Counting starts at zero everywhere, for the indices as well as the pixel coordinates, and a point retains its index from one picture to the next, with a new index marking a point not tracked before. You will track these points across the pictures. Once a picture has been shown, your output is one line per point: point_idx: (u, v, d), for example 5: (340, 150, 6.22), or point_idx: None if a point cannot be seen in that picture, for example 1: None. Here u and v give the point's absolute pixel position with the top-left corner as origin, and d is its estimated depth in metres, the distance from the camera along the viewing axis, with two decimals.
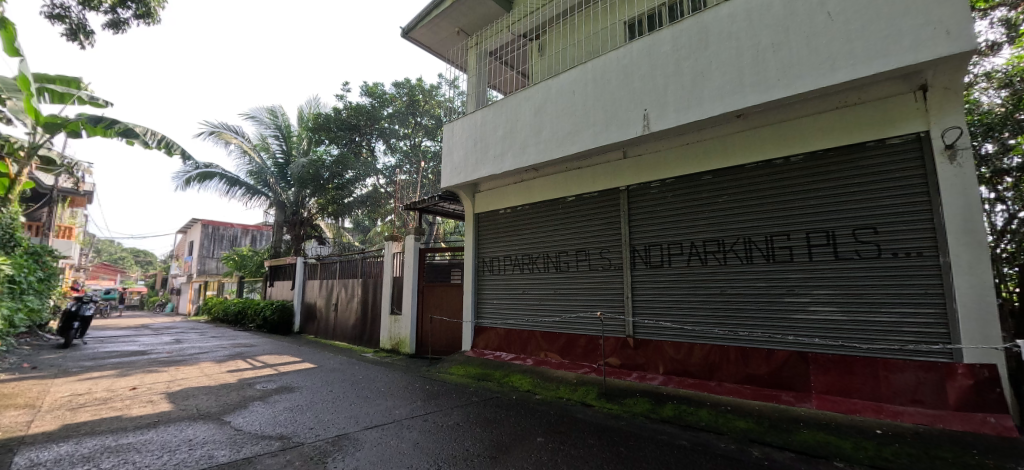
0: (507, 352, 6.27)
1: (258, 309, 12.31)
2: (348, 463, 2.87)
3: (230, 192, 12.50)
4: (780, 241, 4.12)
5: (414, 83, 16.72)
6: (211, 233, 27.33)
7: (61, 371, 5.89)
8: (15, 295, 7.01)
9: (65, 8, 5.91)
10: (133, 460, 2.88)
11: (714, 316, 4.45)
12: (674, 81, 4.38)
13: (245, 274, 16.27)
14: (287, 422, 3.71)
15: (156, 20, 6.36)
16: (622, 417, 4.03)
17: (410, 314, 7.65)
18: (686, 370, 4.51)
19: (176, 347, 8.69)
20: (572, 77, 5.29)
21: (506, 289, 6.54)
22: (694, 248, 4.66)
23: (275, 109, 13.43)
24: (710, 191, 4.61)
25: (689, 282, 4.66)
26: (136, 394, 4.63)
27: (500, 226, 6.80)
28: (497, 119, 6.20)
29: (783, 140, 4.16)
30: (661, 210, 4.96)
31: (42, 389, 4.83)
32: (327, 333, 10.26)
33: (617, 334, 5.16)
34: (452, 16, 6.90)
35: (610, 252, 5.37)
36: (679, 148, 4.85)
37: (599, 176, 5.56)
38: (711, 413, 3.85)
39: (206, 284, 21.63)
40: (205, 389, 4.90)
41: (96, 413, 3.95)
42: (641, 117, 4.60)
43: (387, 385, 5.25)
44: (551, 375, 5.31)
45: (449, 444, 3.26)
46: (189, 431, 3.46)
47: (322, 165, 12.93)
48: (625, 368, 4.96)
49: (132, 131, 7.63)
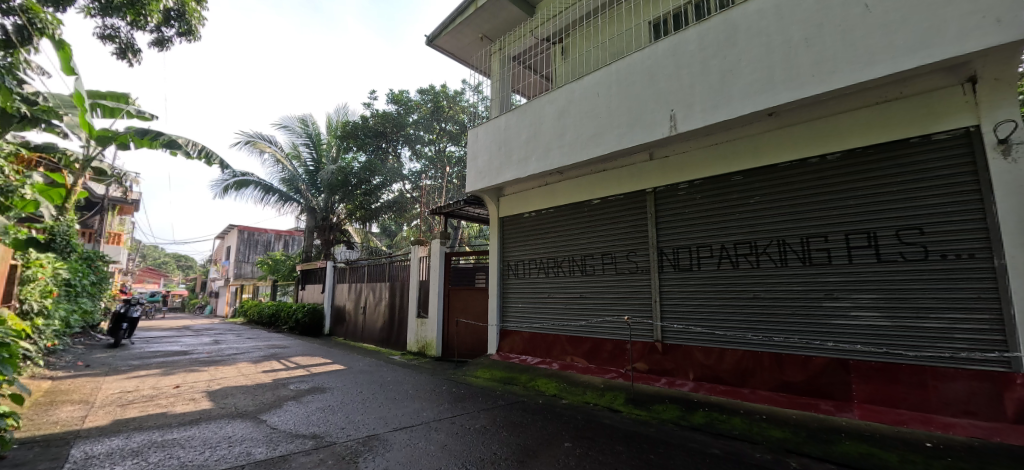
0: (532, 356, 6.26)
1: (291, 311, 12.73)
2: (379, 463, 2.92)
3: (264, 200, 12.99)
4: (817, 243, 3.96)
5: (439, 89, 16.92)
6: (247, 238, 28.55)
7: (112, 369, 6.25)
8: (71, 297, 7.50)
9: (115, 29, 6.29)
10: (176, 455, 3.01)
11: (746, 321, 4.31)
12: (701, 81, 4.29)
13: (278, 278, 16.87)
14: (319, 422, 3.81)
15: (197, 37, 6.71)
16: (650, 424, 3.95)
17: (436, 317, 7.74)
18: (718, 376, 4.39)
19: (215, 347, 9.06)
20: (596, 79, 5.26)
21: (531, 292, 6.54)
22: (725, 251, 4.54)
23: (306, 118, 13.87)
24: (740, 192, 4.49)
25: (719, 285, 4.53)
26: (179, 392, 4.86)
27: (525, 229, 6.81)
28: (521, 124, 6.23)
29: (818, 138, 4.00)
30: (689, 212, 4.86)
31: (95, 385, 5.14)
32: (356, 335, 10.49)
33: (645, 339, 5.07)
34: (475, 22, 7.00)
35: (637, 255, 5.29)
36: (707, 149, 4.74)
37: (625, 179, 5.50)
38: (745, 421, 3.72)
39: (242, 287, 22.56)
40: (241, 388, 5.08)
41: (143, 410, 4.17)
42: (668, 118, 4.52)
43: (414, 387, 5.31)
44: (577, 380, 5.26)
45: (477, 447, 3.27)
46: (228, 428, 3.61)
47: (350, 171, 13.26)
48: (653, 373, 4.87)
49: (175, 143, 8.05)
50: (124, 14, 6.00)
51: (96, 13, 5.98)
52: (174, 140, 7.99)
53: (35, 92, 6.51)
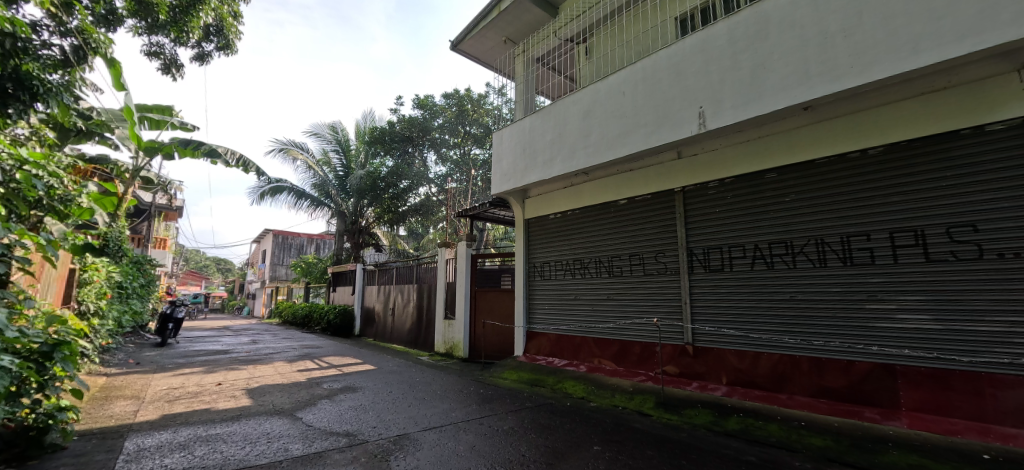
0: (559, 358, 6.22)
1: (323, 313, 13.13)
2: (409, 462, 2.97)
3: (297, 205, 13.45)
4: (859, 242, 3.76)
5: (463, 93, 17.11)
6: (281, 242, 29.71)
7: (160, 367, 6.61)
8: (123, 299, 7.99)
9: (160, 46, 6.67)
10: (220, 450, 3.16)
11: (782, 323, 4.16)
12: (731, 76, 4.18)
13: (311, 280, 17.42)
14: (352, 420, 3.91)
15: (233, 50, 7.09)
16: (682, 429, 3.86)
17: (463, 319, 7.81)
18: (753, 381, 4.24)
19: (253, 347, 9.44)
20: (621, 77, 5.20)
21: (557, 294, 6.51)
22: (759, 251, 4.39)
23: (335, 124, 14.27)
24: (775, 190, 4.34)
25: (752, 287, 4.39)
26: (221, 389, 5.09)
27: (550, 230, 6.78)
28: (545, 125, 6.22)
29: (857, 133, 3.82)
30: (720, 211, 4.73)
31: (145, 382, 5.44)
32: (385, 336, 10.71)
33: (675, 342, 4.96)
34: (499, 26, 7.05)
35: (665, 256, 5.18)
36: (739, 146, 4.60)
37: (652, 178, 5.41)
38: (782, 428, 3.58)
39: (278, 290, 23.41)
40: (278, 386, 5.27)
41: (189, 405, 4.39)
42: (696, 115, 4.42)
43: (442, 388, 5.37)
44: (605, 382, 5.19)
45: (506, 448, 3.27)
46: (266, 425, 3.75)
47: (379, 176, 13.56)
48: (684, 377, 4.75)
49: (215, 152, 8.44)
50: (169, 31, 6.31)
51: (143, 32, 6.36)
52: (214, 149, 8.38)
53: (90, 108, 6.96)
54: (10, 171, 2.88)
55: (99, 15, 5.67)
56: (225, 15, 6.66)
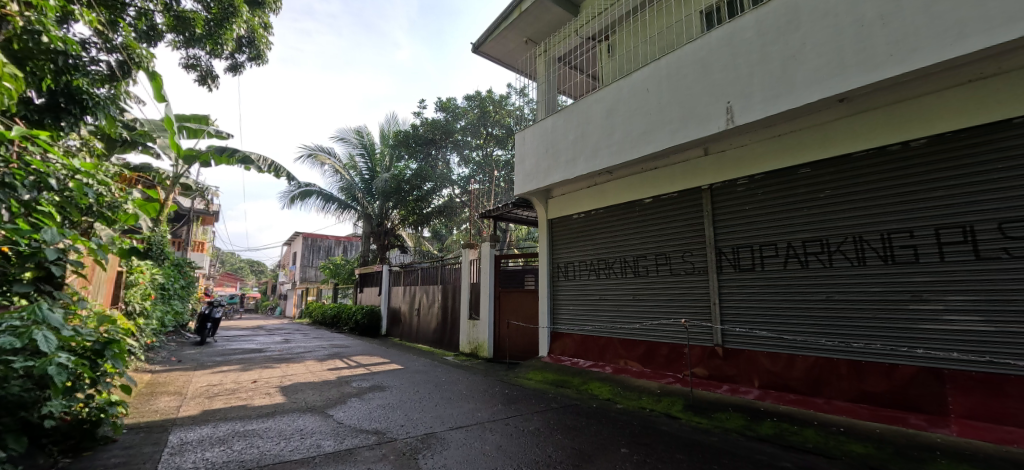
0: (584, 359, 6.16)
1: (351, 313, 13.46)
2: (437, 460, 3.00)
3: (325, 208, 13.84)
4: (901, 239, 3.57)
5: (485, 95, 17.17)
6: (311, 244, 30.69)
7: (200, 364, 6.92)
8: (165, 299, 8.42)
9: (197, 58, 7.00)
10: (256, 444, 3.28)
11: (817, 324, 4.00)
12: (761, 69, 4.05)
13: (338, 281, 17.89)
14: (381, 418, 3.99)
15: (264, 60, 7.40)
16: (713, 433, 3.75)
17: (488, 319, 7.85)
18: (787, 384, 4.08)
19: (285, 346, 9.78)
20: (645, 74, 5.12)
21: (581, 295, 6.46)
22: (792, 249, 4.23)
23: (361, 129, 14.58)
24: (809, 186, 4.17)
25: (785, 286, 4.24)
26: (257, 387, 5.28)
27: (574, 230, 6.74)
28: (568, 125, 6.19)
29: (897, 124, 3.64)
30: (750, 209, 4.59)
31: (186, 379, 5.71)
32: (411, 336, 10.88)
33: (704, 343, 4.84)
34: (520, 26, 7.06)
35: (693, 255, 5.07)
36: (770, 141, 4.45)
37: (677, 176, 5.31)
38: (819, 434, 3.43)
39: (308, 290, 24.18)
40: (310, 384, 5.43)
41: (227, 402, 4.58)
42: (723, 111, 4.30)
43: (468, 388, 5.41)
44: (632, 384, 5.11)
45: (532, 449, 3.26)
46: (300, 421, 3.87)
47: (403, 178, 13.77)
48: (713, 379, 4.63)
49: (249, 159, 8.79)
50: (205, 44, 6.60)
51: (182, 46, 6.69)
52: (248, 156, 8.72)
53: (135, 119, 7.37)
54: (63, 180, 3.08)
55: (141, 31, 6.01)
56: (257, 26, 6.96)
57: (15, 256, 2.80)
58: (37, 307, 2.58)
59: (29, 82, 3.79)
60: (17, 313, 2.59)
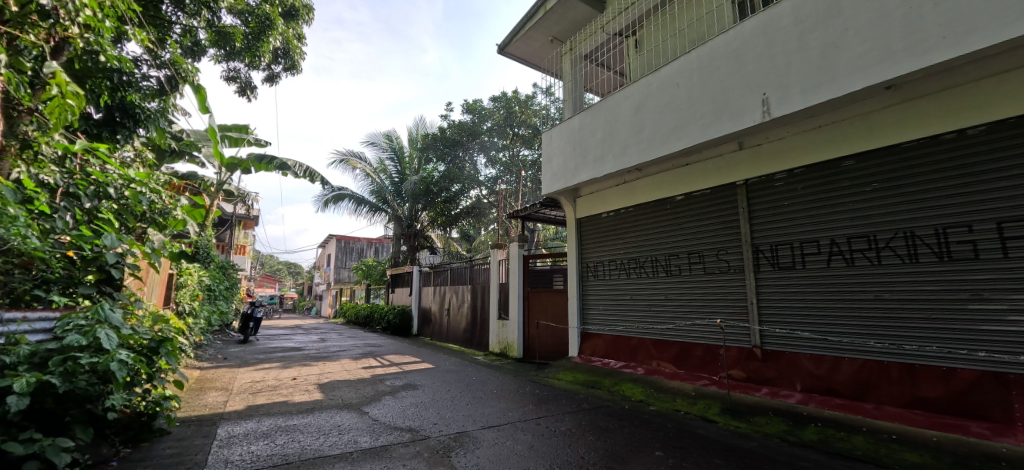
0: (615, 360, 6.07)
1: (383, 313, 13.78)
2: (470, 459, 3.03)
3: (357, 211, 14.25)
4: (957, 234, 3.34)
5: (511, 95, 17.18)
6: (344, 247, 31.74)
7: (244, 362, 7.26)
8: (211, 300, 8.89)
9: (237, 71, 7.36)
10: (298, 439, 3.42)
11: (865, 325, 3.79)
12: (799, 59, 3.88)
13: (370, 281, 18.36)
14: (414, 416, 4.07)
15: (298, 70, 7.73)
16: (752, 437, 3.61)
17: (517, 319, 7.86)
18: (832, 388, 3.88)
19: (321, 345, 10.12)
20: (674, 69, 5.01)
21: (612, 294, 6.37)
22: (836, 246, 4.02)
23: (390, 133, 14.89)
24: (853, 179, 3.95)
25: (828, 285, 4.04)
26: (296, 384, 5.50)
27: (603, 230, 6.66)
28: (595, 123, 6.12)
29: (952, 111, 3.40)
30: (789, 205, 4.40)
31: (232, 375, 6.01)
32: (441, 336, 11.03)
33: (741, 344, 4.68)
34: (545, 25, 7.04)
35: (728, 253, 4.91)
36: (809, 133, 4.25)
37: (710, 172, 5.16)
38: (868, 441, 3.25)
39: (342, 291, 24.95)
40: (346, 382, 5.61)
41: (269, 398, 4.79)
42: (759, 103, 4.15)
43: (499, 388, 5.44)
44: (665, 386, 5.00)
45: (564, 450, 3.25)
46: (337, 418, 4.00)
47: (431, 180, 13.99)
48: (752, 382, 4.46)
49: (287, 165, 9.16)
50: (244, 57, 6.93)
51: (223, 59, 7.04)
52: (285, 163, 9.09)
53: (182, 130, 7.82)
54: (121, 189, 3.27)
55: (186, 47, 6.37)
56: (291, 38, 7.28)
57: (80, 261, 3.04)
58: (100, 308, 2.79)
59: (89, 98, 4.09)
60: (83, 313, 2.80)
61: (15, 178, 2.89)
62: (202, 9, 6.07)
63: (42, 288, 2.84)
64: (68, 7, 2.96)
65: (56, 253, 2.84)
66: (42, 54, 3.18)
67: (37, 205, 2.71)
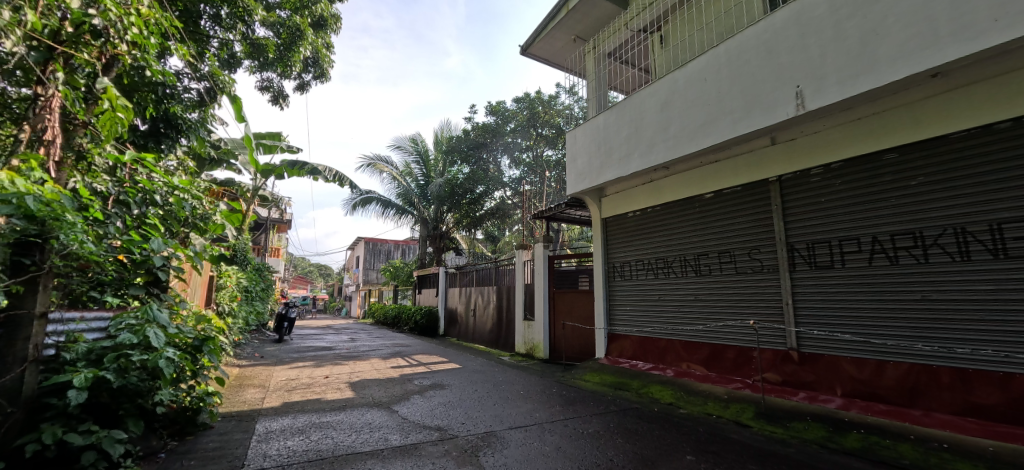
0: (643, 361, 5.97)
1: (410, 314, 14.02)
2: (498, 459, 3.05)
3: (384, 214, 14.57)
4: (1015, 230, 3.11)
5: (534, 96, 17.14)
6: (372, 248, 32.56)
7: (279, 360, 7.55)
8: (248, 301, 9.28)
9: (270, 81, 7.66)
10: (331, 435, 3.53)
11: (911, 326, 3.59)
12: (835, 48, 3.72)
13: (398, 283, 18.70)
14: (442, 415, 4.12)
15: (327, 77, 8.00)
16: (789, 443, 3.48)
17: (543, 319, 7.84)
18: (877, 394, 3.69)
19: (352, 344, 10.38)
20: (702, 64, 4.89)
21: (639, 295, 6.27)
22: (879, 244, 3.81)
23: (415, 137, 15.12)
24: (897, 173, 3.75)
25: (870, 285, 3.85)
26: (329, 382, 5.66)
27: (629, 229, 6.57)
28: (620, 121, 6.05)
29: (1007, 97, 3.17)
30: (827, 201, 4.20)
31: (268, 373, 6.25)
32: (467, 336, 11.12)
33: (776, 346, 4.52)
34: (568, 25, 7.01)
35: (761, 252, 4.75)
36: (848, 125, 4.06)
37: (742, 169, 5.00)
38: (916, 450, 3.06)
39: (370, 292, 25.54)
40: (376, 381, 5.74)
41: (304, 395, 4.96)
42: (793, 96, 4.00)
43: (525, 388, 5.45)
44: (695, 388, 4.89)
45: (592, 452, 3.21)
46: (368, 415, 4.11)
47: (456, 183, 14.16)
48: (788, 386, 4.29)
49: (317, 170, 9.47)
50: (276, 67, 7.21)
51: (257, 70, 7.35)
52: (316, 167, 9.39)
53: (220, 139, 8.20)
54: (166, 196, 3.45)
55: (223, 60, 6.66)
56: (320, 47, 7.54)
57: (130, 264, 3.20)
58: (148, 308, 2.95)
59: (137, 111, 4.36)
60: (134, 313, 2.98)
61: (72, 187, 3.01)
62: (237, 22, 6.32)
63: (97, 290, 3.15)
64: (118, 26, 3.14)
65: (110, 257, 2.97)
66: (95, 71, 3.40)
67: (93, 212, 2.80)
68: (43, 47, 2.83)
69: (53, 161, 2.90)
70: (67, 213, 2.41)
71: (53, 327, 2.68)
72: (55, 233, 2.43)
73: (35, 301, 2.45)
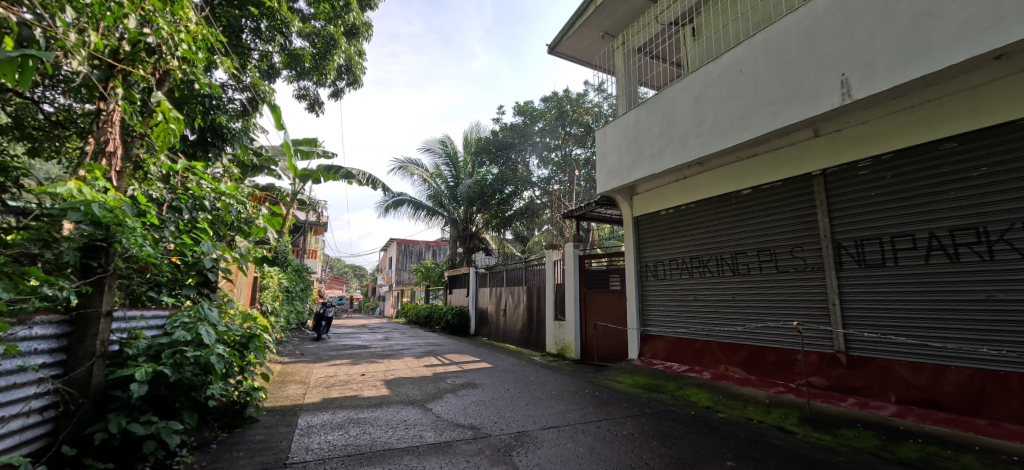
0: (679, 363, 5.82)
1: (442, 314, 14.24)
2: (531, 459, 3.05)
3: (416, 215, 14.88)
4: None
5: (562, 94, 17.00)
6: (404, 249, 33.36)
7: (318, 358, 7.84)
8: (289, 300, 9.70)
9: (306, 89, 7.98)
10: (369, 431, 3.64)
11: (975, 329, 3.34)
12: (883, 33, 3.50)
13: (429, 283, 19.03)
14: (475, 414, 4.17)
15: (360, 84, 8.26)
16: (838, 451, 3.29)
17: (574, 319, 7.78)
18: (936, 401, 3.45)
19: (386, 343, 10.64)
20: (738, 55, 4.72)
21: (673, 295, 6.11)
22: (936, 240, 3.56)
23: (444, 139, 15.35)
24: (957, 164, 3.48)
25: (926, 284, 3.60)
26: (365, 379, 5.83)
27: (662, 228, 6.41)
28: (651, 117, 5.92)
29: None
30: (877, 195, 3.96)
31: (308, 370, 6.51)
32: (498, 336, 11.18)
33: (823, 349, 4.30)
34: (596, 22, 6.92)
35: (804, 250, 4.53)
36: (899, 114, 3.82)
37: (782, 163, 4.79)
38: (982, 461, 2.83)
39: (403, 292, 26.16)
40: (410, 379, 5.86)
41: (342, 392, 5.13)
42: (838, 85, 3.79)
43: (557, 389, 5.42)
44: (735, 392, 4.72)
45: (626, 454, 3.16)
46: (403, 413, 4.21)
47: (485, 183, 14.28)
48: (836, 391, 4.07)
49: (351, 174, 9.79)
50: (313, 76, 7.50)
51: (295, 80, 7.67)
52: (350, 171, 9.70)
53: (262, 147, 8.61)
54: (215, 202, 3.66)
55: (264, 71, 6.99)
56: (353, 55, 7.79)
57: (183, 266, 3.41)
58: (200, 307, 3.14)
59: (187, 122, 4.64)
60: (189, 312, 3.17)
61: (131, 195, 3.24)
62: (276, 34, 6.59)
63: (155, 290, 3.43)
64: (169, 43, 3.34)
65: (166, 259, 3.18)
66: (149, 86, 3.63)
67: (150, 217, 3.00)
68: (104, 65, 3.06)
69: (114, 170, 3.13)
70: (128, 218, 2.59)
71: (117, 325, 2.89)
72: (118, 237, 2.64)
73: (102, 300, 2.64)
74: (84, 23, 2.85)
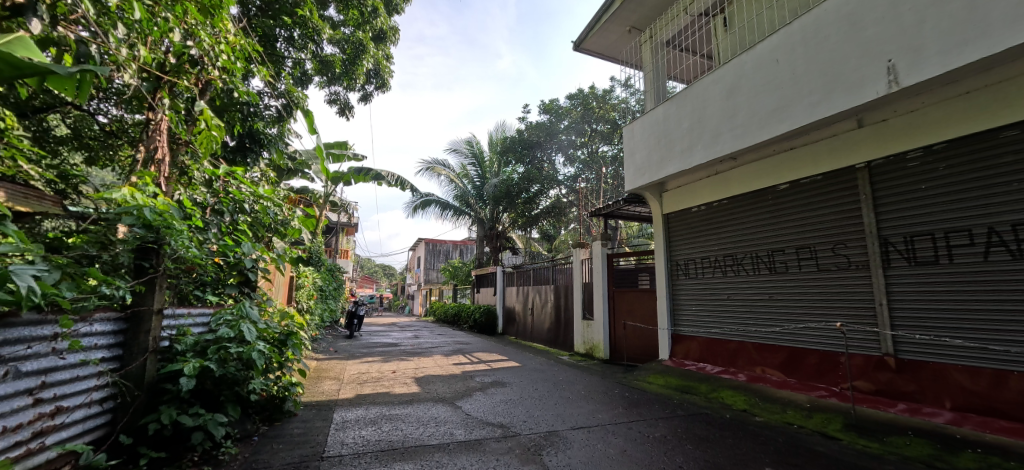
0: (712, 364, 5.65)
1: (470, 312, 14.37)
2: (561, 459, 3.04)
3: (442, 215, 15.07)
4: None
5: (588, 91, 16.75)
6: (431, 249, 33.87)
7: (351, 355, 8.07)
8: (322, 299, 10.03)
9: (337, 94, 8.21)
10: (401, 427, 3.73)
11: None
12: (934, 15, 3.27)
13: (456, 282, 19.25)
14: (504, 413, 4.19)
15: (388, 87, 8.42)
16: (887, 460, 3.11)
17: (602, 319, 7.70)
18: (996, 408, 3.21)
19: (415, 341, 10.84)
20: (773, 44, 4.53)
21: (705, 294, 5.94)
22: (996, 236, 3.31)
23: (470, 139, 15.46)
24: (1019, 153, 3.22)
25: (986, 283, 3.36)
26: (396, 377, 5.96)
27: (693, 225, 6.24)
28: (681, 111, 5.76)
29: None
30: (928, 188, 3.71)
31: (342, 367, 6.71)
32: (526, 335, 11.17)
33: (869, 352, 4.07)
34: (622, 16, 6.80)
35: (848, 247, 4.30)
36: (953, 101, 3.56)
37: (823, 156, 4.56)
38: None
39: (432, 290, 26.59)
40: (439, 377, 5.95)
41: (374, 388, 5.27)
42: (884, 72, 3.57)
43: (586, 389, 5.37)
44: (772, 395, 4.54)
45: (659, 457, 3.10)
46: (433, 410, 4.27)
47: (511, 183, 14.29)
48: (883, 396, 3.85)
49: (381, 176, 10.01)
50: (343, 81, 7.68)
51: (327, 85, 7.90)
52: (380, 173, 9.92)
53: (296, 151, 8.93)
54: (253, 205, 3.81)
55: (298, 77, 7.23)
56: (380, 59, 7.95)
57: (226, 266, 3.57)
58: (242, 305, 3.29)
59: (228, 130, 4.86)
60: (232, 310, 3.33)
61: (178, 199, 3.42)
62: (308, 42, 6.72)
63: (200, 289, 3.63)
64: (210, 54, 3.51)
65: (210, 259, 3.35)
66: (192, 95, 3.82)
67: (195, 220, 3.16)
68: (152, 78, 3.23)
69: (163, 177, 3.32)
70: (175, 221, 2.74)
71: (168, 322, 3.06)
72: (167, 239, 2.80)
73: (154, 299, 2.81)
74: (134, 38, 3.03)
